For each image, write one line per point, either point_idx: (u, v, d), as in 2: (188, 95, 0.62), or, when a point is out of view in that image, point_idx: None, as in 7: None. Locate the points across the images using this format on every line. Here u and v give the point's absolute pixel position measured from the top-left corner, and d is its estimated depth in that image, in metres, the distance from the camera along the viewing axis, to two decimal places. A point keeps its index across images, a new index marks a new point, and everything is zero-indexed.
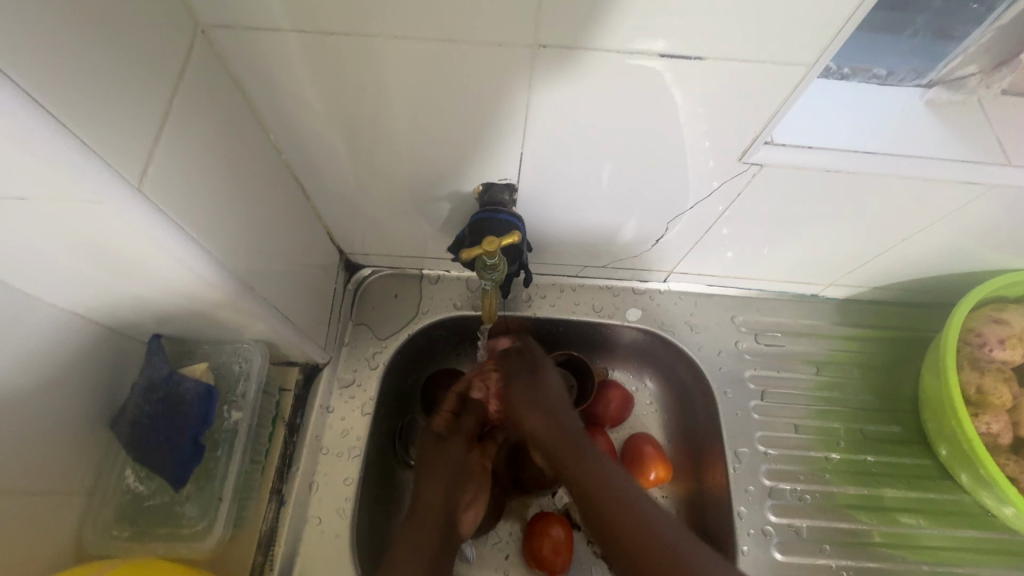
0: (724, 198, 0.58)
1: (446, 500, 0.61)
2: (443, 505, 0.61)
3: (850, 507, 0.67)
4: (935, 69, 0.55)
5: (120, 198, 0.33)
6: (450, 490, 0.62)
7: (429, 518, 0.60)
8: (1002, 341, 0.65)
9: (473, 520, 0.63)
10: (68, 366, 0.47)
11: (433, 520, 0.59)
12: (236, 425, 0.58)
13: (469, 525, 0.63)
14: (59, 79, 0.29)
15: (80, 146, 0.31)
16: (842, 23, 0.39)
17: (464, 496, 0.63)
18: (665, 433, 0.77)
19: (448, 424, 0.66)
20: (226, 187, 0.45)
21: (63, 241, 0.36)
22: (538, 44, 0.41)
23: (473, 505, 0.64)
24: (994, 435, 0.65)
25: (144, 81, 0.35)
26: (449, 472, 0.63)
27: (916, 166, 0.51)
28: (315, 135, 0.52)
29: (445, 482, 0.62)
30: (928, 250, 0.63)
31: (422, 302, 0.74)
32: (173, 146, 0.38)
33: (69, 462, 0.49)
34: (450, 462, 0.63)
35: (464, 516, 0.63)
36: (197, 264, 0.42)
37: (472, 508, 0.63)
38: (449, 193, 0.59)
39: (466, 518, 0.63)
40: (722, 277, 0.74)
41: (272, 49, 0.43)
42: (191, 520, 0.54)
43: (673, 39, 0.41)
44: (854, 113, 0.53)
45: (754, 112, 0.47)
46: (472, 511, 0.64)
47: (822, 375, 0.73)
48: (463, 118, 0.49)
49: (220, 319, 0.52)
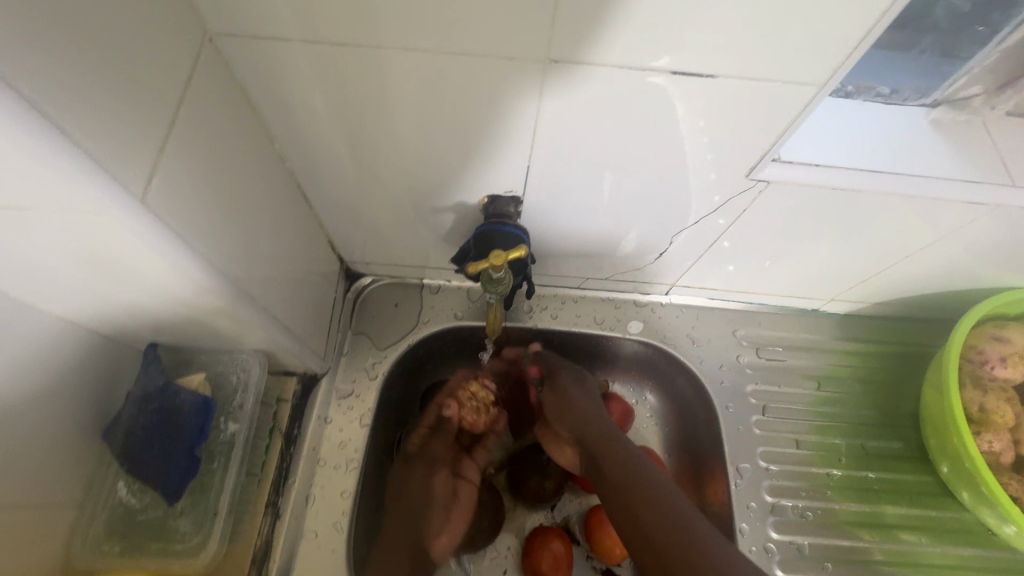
0: (727, 214, 0.58)
1: (415, 529, 0.66)
2: (404, 532, 0.66)
3: (851, 524, 0.67)
4: (939, 89, 0.55)
5: (123, 207, 0.33)
6: (417, 519, 0.66)
7: (394, 549, 0.65)
8: (1003, 359, 0.65)
9: (446, 545, 0.66)
10: (61, 376, 0.46)
11: (399, 547, 0.65)
12: (233, 437, 0.56)
13: (445, 548, 0.66)
14: (61, 85, 0.28)
15: (82, 153, 0.30)
16: (856, 42, 0.39)
17: (430, 525, 0.66)
18: (666, 447, 0.76)
19: (421, 442, 0.70)
20: (228, 195, 0.44)
21: (60, 250, 0.35)
22: (551, 57, 0.41)
23: (447, 530, 0.66)
24: (995, 453, 0.65)
25: (149, 89, 0.35)
26: (411, 502, 0.67)
27: (923, 185, 0.51)
28: (319, 143, 0.51)
29: (407, 515, 0.67)
30: (929, 267, 0.64)
31: (422, 312, 0.73)
32: (178, 156, 0.37)
33: (58, 475, 0.48)
34: (412, 493, 0.68)
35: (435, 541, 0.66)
36: (198, 274, 0.41)
37: (446, 533, 0.66)
38: (454, 204, 0.58)
39: (439, 544, 0.66)
40: (724, 291, 0.74)
41: (281, 57, 0.43)
42: (185, 535, 0.53)
43: (682, 56, 0.41)
44: (859, 131, 0.53)
45: (763, 129, 0.47)
46: (447, 537, 0.66)
47: (823, 390, 0.73)
48: (470, 130, 0.48)
49: (219, 329, 0.51)
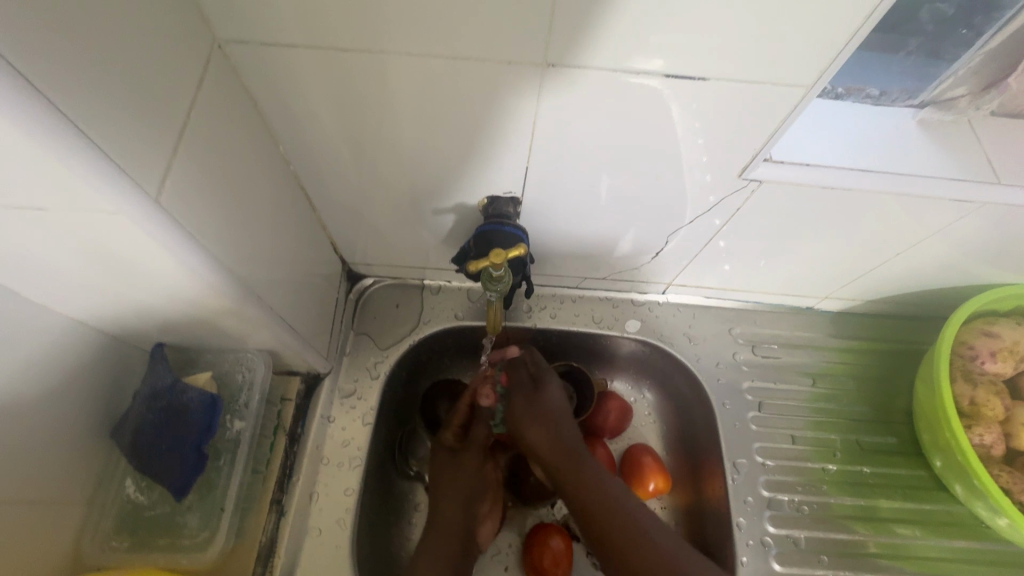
0: (722, 213, 0.59)
1: (466, 517, 0.63)
2: (463, 518, 0.63)
3: (846, 518, 0.68)
4: (926, 90, 0.56)
5: (136, 207, 0.34)
6: (468, 502, 0.63)
7: (452, 533, 0.61)
8: (993, 354, 0.67)
9: (490, 530, 0.66)
10: (72, 375, 0.47)
11: (454, 536, 0.61)
12: (239, 435, 0.58)
13: (487, 534, 0.66)
14: (81, 91, 0.30)
15: (99, 155, 0.31)
16: (842, 44, 0.40)
17: (480, 509, 0.65)
18: (664, 444, 0.77)
19: (458, 438, 0.67)
20: (235, 196, 0.45)
21: (76, 250, 0.36)
22: (547, 61, 0.42)
23: (490, 517, 0.66)
24: (987, 446, 0.66)
25: (163, 95, 0.36)
26: (468, 486, 0.64)
27: (910, 183, 0.52)
28: (323, 147, 0.53)
29: (465, 498, 0.63)
30: (920, 264, 0.65)
31: (423, 312, 0.75)
32: (188, 159, 0.39)
33: (69, 471, 0.49)
34: (468, 479, 0.65)
35: (481, 527, 0.65)
36: (207, 274, 0.42)
37: (488, 520, 0.66)
38: (454, 205, 0.59)
39: (484, 530, 0.65)
40: (721, 289, 0.75)
41: (286, 63, 0.44)
42: (193, 530, 0.54)
43: (676, 58, 0.42)
44: (847, 131, 0.54)
45: (755, 129, 0.48)
46: (489, 521, 0.66)
47: (819, 387, 0.75)
48: (468, 133, 0.50)
49: (226, 329, 0.53)
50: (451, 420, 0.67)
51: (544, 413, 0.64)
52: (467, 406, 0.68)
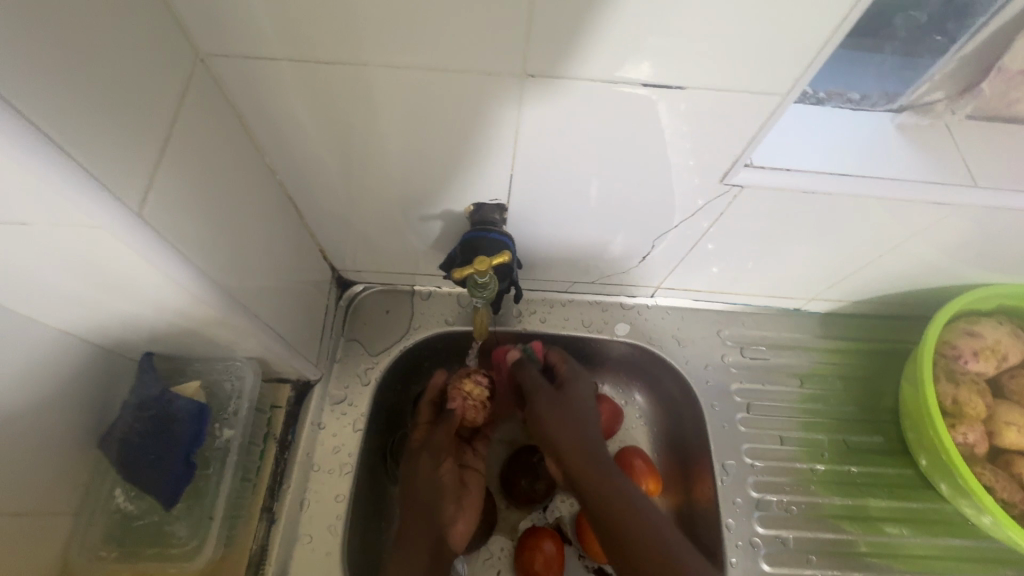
0: (708, 216, 0.59)
1: (431, 521, 0.62)
2: (426, 526, 0.61)
3: (833, 517, 0.68)
4: (904, 94, 0.57)
5: (119, 221, 0.34)
6: (431, 507, 0.62)
7: (417, 546, 0.60)
8: (975, 353, 0.67)
9: (465, 530, 0.63)
10: (59, 387, 0.47)
11: (419, 548, 0.60)
12: (227, 443, 0.57)
13: (462, 538, 0.63)
14: (62, 108, 0.30)
15: (81, 168, 0.31)
16: (813, 54, 0.41)
17: (446, 512, 0.62)
18: (654, 447, 0.78)
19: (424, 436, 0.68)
20: (220, 206, 0.46)
21: (61, 264, 0.37)
22: (527, 72, 0.43)
23: (462, 517, 0.63)
24: (970, 445, 0.67)
25: (145, 109, 0.36)
26: (427, 491, 0.63)
27: (889, 187, 0.53)
28: (309, 156, 0.53)
29: (426, 502, 0.63)
30: (902, 265, 0.66)
31: (413, 317, 0.75)
32: (171, 172, 0.39)
33: (57, 482, 0.49)
34: (427, 480, 0.64)
35: (453, 529, 0.62)
36: (192, 285, 0.42)
37: (461, 519, 0.63)
38: (441, 212, 0.60)
39: (458, 531, 0.63)
40: (709, 292, 0.76)
41: (268, 75, 0.44)
42: (182, 539, 0.54)
43: (656, 68, 0.43)
44: (829, 136, 0.55)
45: (736, 135, 0.49)
46: (463, 521, 0.63)
47: (807, 388, 0.75)
48: (451, 140, 0.50)
49: (214, 338, 0.53)
50: (419, 420, 0.69)
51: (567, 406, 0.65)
52: (432, 405, 0.70)
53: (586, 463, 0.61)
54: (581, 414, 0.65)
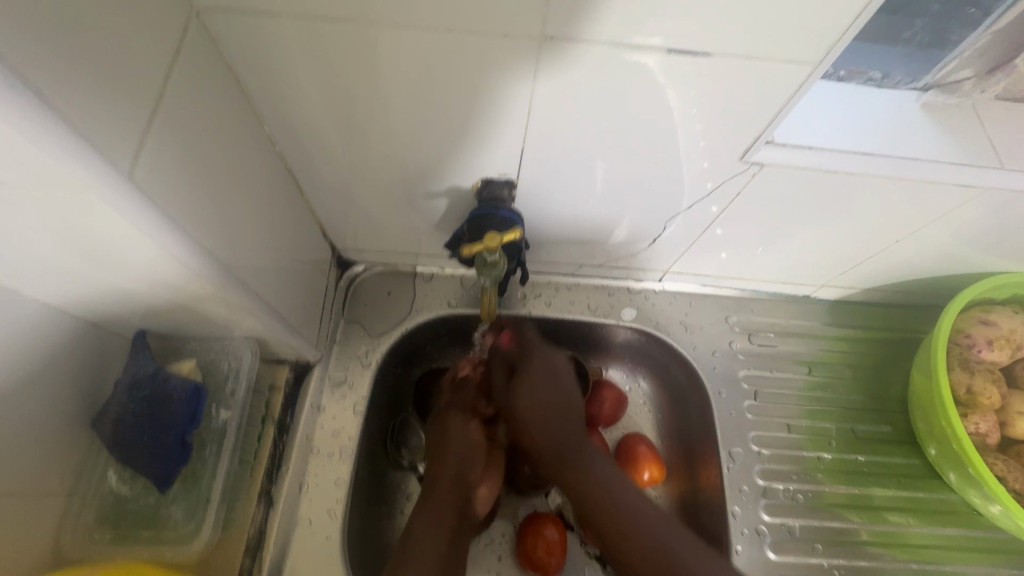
0: (719, 200, 0.58)
1: (459, 478, 0.61)
2: (454, 485, 0.60)
3: (839, 506, 0.67)
4: (930, 73, 0.55)
5: (109, 185, 0.32)
6: (460, 467, 0.61)
7: (443, 499, 0.59)
8: (989, 342, 0.66)
9: (486, 495, 0.63)
10: (50, 364, 0.45)
11: (445, 503, 0.59)
12: (225, 424, 0.56)
13: (485, 502, 0.63)
14: (48, 57, 0.28)
15: (66, 125, 0.29)
16: (849, 22, 0.39)
17: (473, 474, 0.62)
18: (659, 433, 0.76)
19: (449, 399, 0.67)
20: (216, 175, 0.43)
21: (49, 232, 0.35)
22: (545, 35, 0.41)
23: (485, 481, 0.63)
24: (982, 434, 0.66)
25: (137, 64, 0.34)
26: (457, 449, 0.62)
27: (914, 168, 0.51)
28: (311, 126, 0.51)
29: (458, 461, 0.61)
30: (918, 252, 0.64)
31: (415, 299, 0.73)
32: (165, 134, 0.37)
33: (50, 462, 0.47)
34: (458, 440, 0.62)
35: (477, 494, 0.62)
36: (188, 258, 0.40)
37: (485, 484, 0.63)
38: (447, 188, 0.58)
39: (481, 495, 0.63)
40: (718, 277, 0.74)
41: (268, 33, 0.42)
42: (178, 522, 0.53)
43: (679, 34, 0.40)
44: (850, 114, 0.53)
45: (758, 112, 0.47)
46: (486, 487, 0.63)
47: (815, 376, 0.74)
48: (460, 108, 0.48)
49: (211, 315, 0.51)
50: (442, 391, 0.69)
51: (551, 375, 0.62)
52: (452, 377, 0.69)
53: (554, 431, 0.58)
54: (558, 382, 0.61)
